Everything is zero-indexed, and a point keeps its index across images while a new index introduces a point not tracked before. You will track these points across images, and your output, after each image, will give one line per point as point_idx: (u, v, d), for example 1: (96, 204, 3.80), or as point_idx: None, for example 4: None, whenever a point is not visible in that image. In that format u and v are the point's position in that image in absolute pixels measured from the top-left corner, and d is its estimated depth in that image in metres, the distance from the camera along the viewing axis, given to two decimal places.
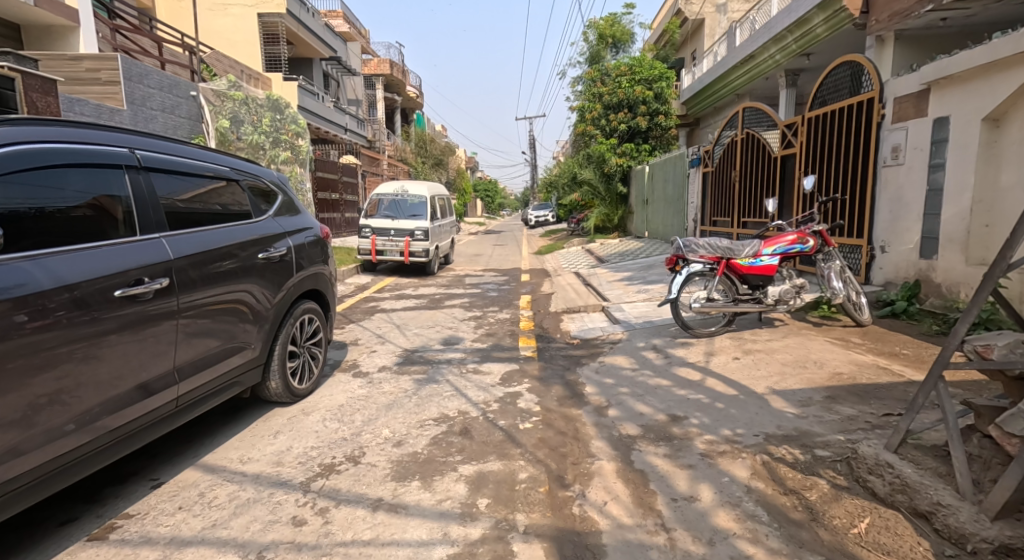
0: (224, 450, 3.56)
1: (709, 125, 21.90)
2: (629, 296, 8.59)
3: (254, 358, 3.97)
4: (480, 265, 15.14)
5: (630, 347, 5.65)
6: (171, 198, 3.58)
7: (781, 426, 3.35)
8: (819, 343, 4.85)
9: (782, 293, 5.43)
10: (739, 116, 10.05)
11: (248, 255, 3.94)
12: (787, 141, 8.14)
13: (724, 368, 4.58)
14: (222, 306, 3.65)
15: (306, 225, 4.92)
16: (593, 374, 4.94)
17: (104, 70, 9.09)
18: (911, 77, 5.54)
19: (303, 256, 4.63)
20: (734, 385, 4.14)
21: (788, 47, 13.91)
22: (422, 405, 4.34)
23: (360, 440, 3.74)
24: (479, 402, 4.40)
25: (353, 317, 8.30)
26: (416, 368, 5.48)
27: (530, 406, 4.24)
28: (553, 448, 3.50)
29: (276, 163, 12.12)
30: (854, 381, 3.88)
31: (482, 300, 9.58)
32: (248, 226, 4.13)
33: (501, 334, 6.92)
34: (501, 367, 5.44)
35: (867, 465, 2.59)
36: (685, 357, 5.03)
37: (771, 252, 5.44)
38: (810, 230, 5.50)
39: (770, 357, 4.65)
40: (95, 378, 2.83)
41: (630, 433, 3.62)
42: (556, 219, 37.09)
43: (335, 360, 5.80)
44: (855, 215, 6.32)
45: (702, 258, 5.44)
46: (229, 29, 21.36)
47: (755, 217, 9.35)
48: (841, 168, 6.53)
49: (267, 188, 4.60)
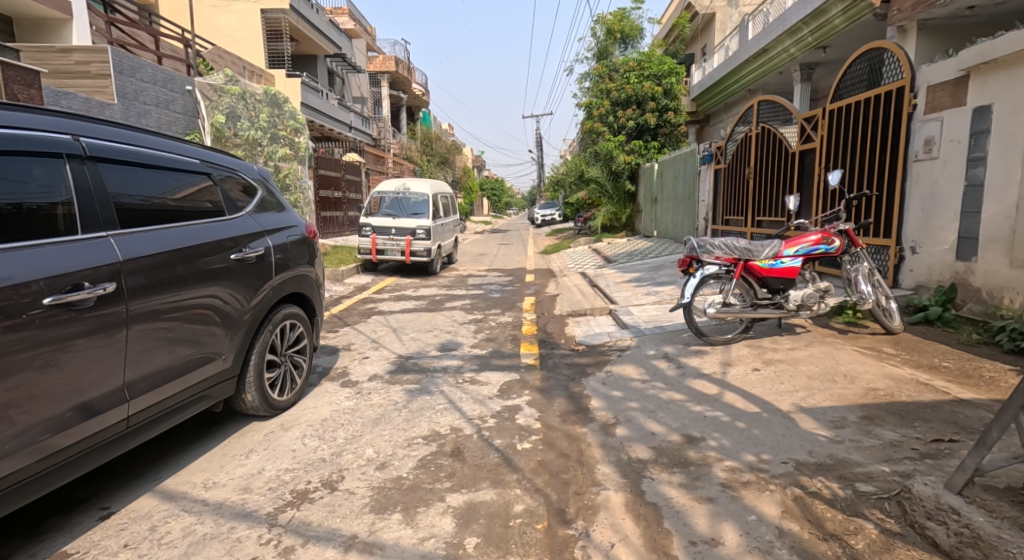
0: (188, 473, 3.18)
1: (719, 121, 21.41)
2: (638, 298, 8.17)
3: (227, 369, 3.60)
4: (484, 265, 14.77)
5: (639, 356, 5.25)
6: (164, 198, 3.45)
7: (813, 452, 2.94)
8: (847, 352, 4.43)
9: (805, 297, 4.99)
10: (754, 109, 9.61)
11: (219, 254, 3.57)
12: (806, 136, 7.73)
13: (743, 382, 4.17)
14: (193, 312, 3.30)
15: (289, 223, 4.56)
16: (599, 385, 4.55)
17: (94, 63, 8.74)
18: (947, 63, 5.14)
19: (285, 257, 4.28)
20: (756, 401, 3.73)
21: (803, 40, 13.49)
22: (412, 421, 3.97)
23: (340, 462, 3.37)
24: (474, 417, 4.02)
25: (349, 320, 7.96)
26: (409, 376, 5.11)
27: (529, 423, 3.85)
28: (554, 474, 3.11)
29: (273, 159, 11.44)
30: (892, 399, 3.46)
31: (484, 302, 9.20)
32: (220, 224, 3.76)
33: (503, 339, 6.55)
34: (500, 376, 5.05)
35: (925, 508, 2.21)
36: (699, 368, 4.62)
37: (793, 253, 5.02)
38: (836, 230, 5.07)
39: (794, 368, 4.24)
40: (49, 390, 2.53)
41: (641, 458, 3.22)
42: (562, 217, 36.66)
43: (325, 368, 5.44)
44: (879, 214, 5.92)
45: (718, 260, 5.05)
46: (232, 25, 21.04)
47: (771, 215, 8.92)
48: (867, 163, 6.12)
49: (246, 184, 4.25)
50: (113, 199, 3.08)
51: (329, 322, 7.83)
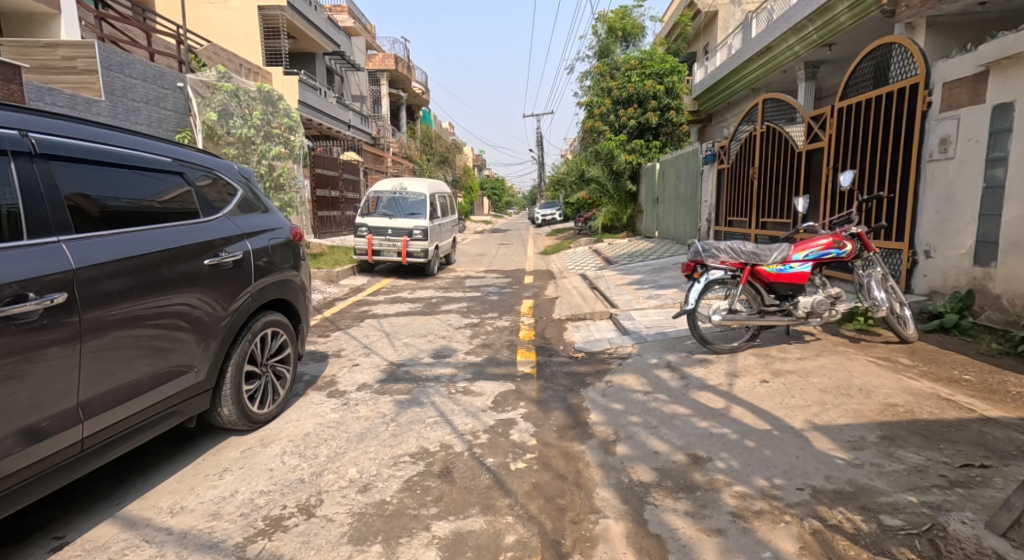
0: (155, 497, 2.97)
1: (722, 120, 21.17)
2: (639, 302, 7.94)
3: (201, 382, 3.37)
4: (482, 266, 14.52)
5: (641, 365, 5.01)
6: (153, 200, 3.37)
7: (830, 477, 2.71)
8: (860, 363, 4.20)
9: (815, 304, 4.75)
10: (759, 108, 9.38)
11: (189, 259, 3.33)
12: (813, 135, 7.50)
13: (751, 394, 3.93)
14: (164, 322, 3.10)
15: (272, 225, 4.33)
16: (598, 398, 4.32)
17: (81, 58, 8.53)
18: (964, 59, 4.90)
19: (268, 261, 4.06)
20: (767, 417, 3.49)
21: (809, 38, 13.27)
22: (400, 437, 3.73)
23: (320, 484, 3.14)
24: (466, 433, 3.78)
25: (341, 323, 7.74)
26: (399, 386, 4.88)
27: (524, 439, 3.63)
28: (549, 499, 2.88)
29: (266, 158, 11.07)
30: (912, 416, 3.22)
31: (481, 305, 8.96)
32: (194, 226, 3.51)
33: (499, 345, 6.31)
34: (495, 386, 4.82)
35: (963, 550, 2.12)
36: (704, 379, 4.38)
37: (803, 257, 4.78)
38: (848, 233, 4.83)
39: (805, 380, 4.00)
40: (4, 405, 2.35)
41: (643, 480, 2.98)
42: (563, 217, 36.43)
43: (312, 377, 5.21)
44: (891, 216, 5.69)
45: (723, 265, 4.81)
46: (229, 23, 20.81)
47: (776, 216, 8.68)
48: (878, 163, 5.88)
49: (224, 183, 4.01)
50: (98, 202, 3.02)
51: (321, 326, 7.60)
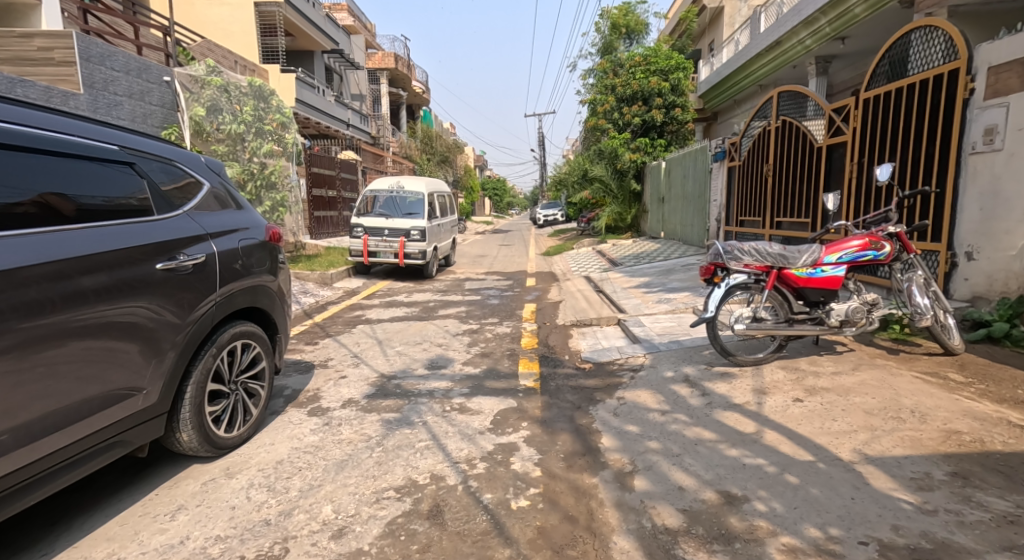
0: (87, 548, 2.52)
1: (728, 118, 20.69)
2: (649, 307, 7.47)
3: (151, 406, 2.91)
4: (482, 268, 14.05)
5: (655, 380, 4.54)
6: (131, 198, 3.07)
7: (898, 528, 2.24)
8: (906, 379, 3.72)
9: (850, 312, 4.28)
10: (774, 101, 8.90)
11: (136, 263, 2.86)
12: (835, 128, 7.05)
13: (785, 417, 3.45)
14: (103, 337, 2.65)
15: (243, 224, 3.86)
16: (610, 418, 3.85)
17: (58, 49, 8.12)
18: (1014, 39, 4.42)
19: (237, 265, 3.59)
20: (808, 446, 3.01)
21: (821, 31, 12.79)
22: (385, 466, 3.27)
23: (289, 527, 2.68)
24: (460, 460, 3.32)
25: (331, 330, 7.27)
26: (388, 403, 4.41)
27: (528, 470, 3.16)
28: (557, 550, 2.41)
29: (258, 156, 10.64)
30: (984, 448, 2.75)
31: (480, 309, 8.49)
32: (146, 224, 3.05)
33: (499, 354, 5.84)
34: (494, 403, 4.34)
35: None
36: (729, 397, 3.91)
37: (836, 260, 4.31)
38: (885, 232, 4.35)
39: (846, 400, 3.53)
40: None
41: (669, 526, 2.50)
42: (565, 218, 35.94)
43: (294, 391, 4.74)
44: (923, 214, 5.26)
45: (747, 268, 4.36)
46: (224, 19, 20.36)
47: (794, 216, 8.20)
48: (912, 157, 5.41)
49: (185, 177, 3.54)
50: (76, 200, 2.78)
51: (310, 333, 7.13)
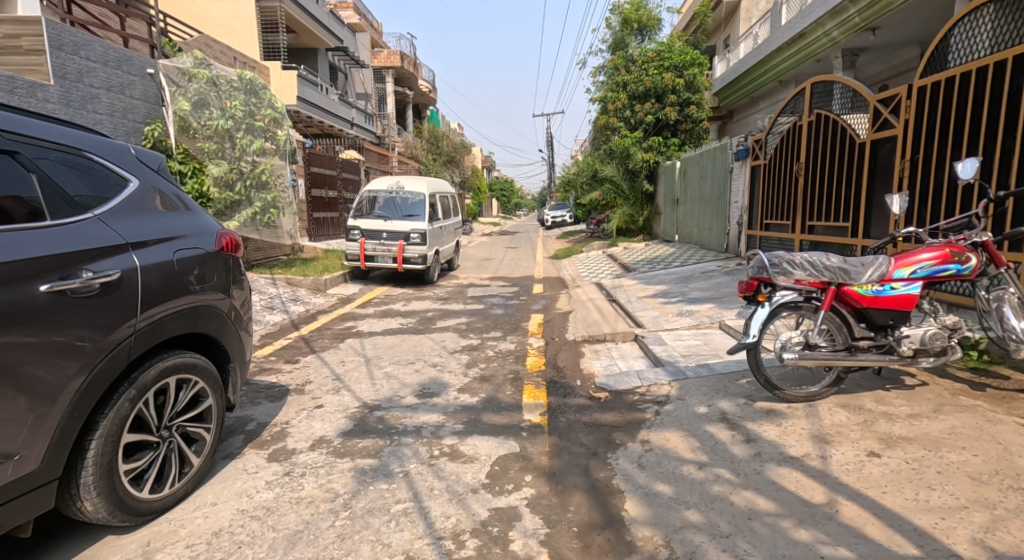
0: None
1: (745, 116, 19.85)
2: (669, 321, 6.71)
3: (29, 470, 2.22)
4: (487, 273, 13.34)
5: (686, 417, 3.79)
6: (17, 199, 2.39)
7: None
8: (1009, 432, 2.97)
9: (928, 338, 3.50)
10: (805, 94, 8.12)
11: (8, 285, 2.15)
12: (881, 122, 6.29)
13: (864, 479, 2.69)
14: None
15: (187, 228, 3.15)
16: (635, 472, 3.11)
17: (26, 36, 7.48)
18: None
19: (174, 281, 2.87)
20: (906, 532, 2.28)
21: (849, 21, 12.01)
22: (352, 543, 2.57)
23: None
24: (447, 536, 2.60)
25: (316, 345, 6.56)
26: (365, 444, 3.69)
27: (532, 553, 2.44)
28: None
29: (248, 154, 10.11)
30: None
31: (483, 320, 7.77)
32: (33, 232, 2.34)
33: (500, 377, 5.11)
34: (493, 446, 3.61)
35: None
36: (782, 446, 3.16)
37: (909, 276, 3.55)
38: (970, 242, 3.58)
39: (938, 459, 2.78)
40: None
41: None
42: (574, 220, 35.08)
43: (257, 427, 4.03)
44: (1006, 220, 4.53)
45: (798, 285, 3.63)
46: (223, 15, 19.72)
47: (830, 220, 7.45)
48: (996, 153, 4.70)
49: (101, 173, 2.84)
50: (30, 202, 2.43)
51: (292, 349, 6.43)
